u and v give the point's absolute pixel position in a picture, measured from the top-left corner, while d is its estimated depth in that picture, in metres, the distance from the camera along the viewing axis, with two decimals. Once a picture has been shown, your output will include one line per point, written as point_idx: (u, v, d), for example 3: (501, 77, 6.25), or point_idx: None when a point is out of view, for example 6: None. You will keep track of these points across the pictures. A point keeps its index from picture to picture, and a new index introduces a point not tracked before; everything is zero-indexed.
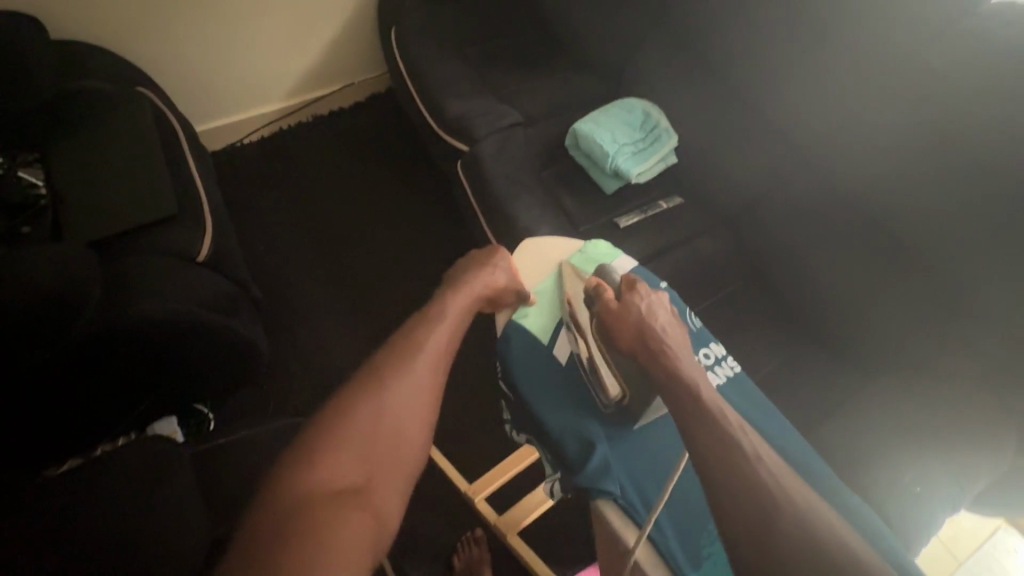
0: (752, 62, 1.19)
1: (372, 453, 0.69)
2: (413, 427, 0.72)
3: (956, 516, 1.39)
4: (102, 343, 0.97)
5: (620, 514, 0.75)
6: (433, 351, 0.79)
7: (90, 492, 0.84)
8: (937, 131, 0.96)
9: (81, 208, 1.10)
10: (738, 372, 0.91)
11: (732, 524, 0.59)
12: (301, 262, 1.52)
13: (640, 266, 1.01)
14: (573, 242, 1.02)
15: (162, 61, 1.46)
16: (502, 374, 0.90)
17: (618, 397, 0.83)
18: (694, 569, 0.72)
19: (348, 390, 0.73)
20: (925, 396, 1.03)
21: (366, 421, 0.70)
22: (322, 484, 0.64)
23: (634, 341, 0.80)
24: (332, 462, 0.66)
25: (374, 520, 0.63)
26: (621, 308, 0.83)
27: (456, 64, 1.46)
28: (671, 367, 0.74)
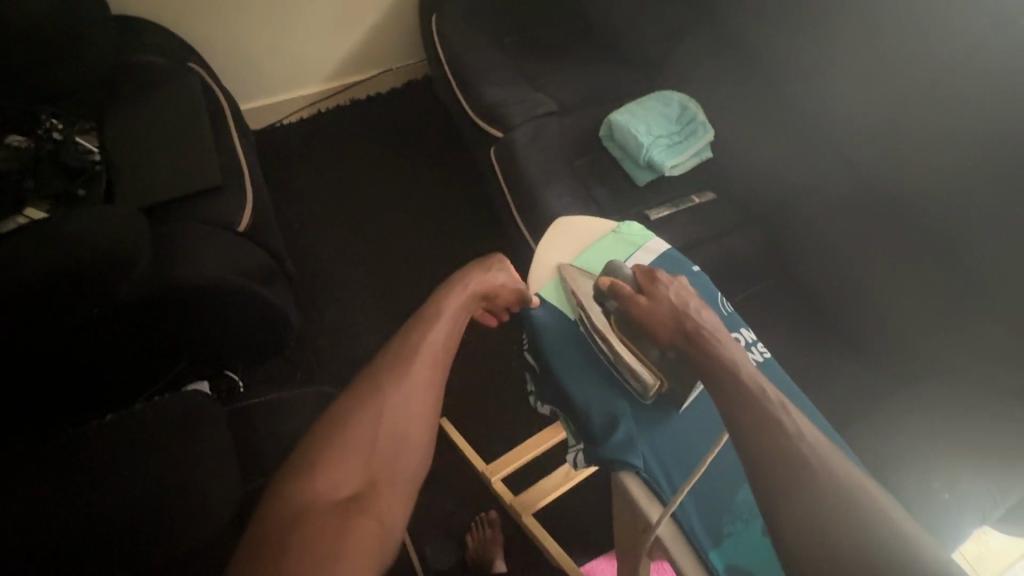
0: (793, 57, 1.17)
1: (376, 458, 0.68)
2: (415, 429, 0.72)
3: (984, 535, 1.35)
4: (146, 304, 1.01)
5: (643, 487, 0.76)
6: (431, 352, 0.78)
7: (126, 448, 0.87)
8: (984, 130, 0.93)
9: (132, 175, 1.15)
10: (768, 358, 0.91)
11: (772, 499, 0.57)
12: (332, 240, 1.56)
13: (673, 249, 1.01)
14: (607, 223, 1.03)
15: (212, 39, 1.51)
16: (530, 346, 0.91)
17: (658, 385, 0.82)
18: (715, 547, 0.71)
19: (353, 390, 0.73)
20: (956, 404, 1.00)
21: (368, 426, 0.70)
22: (327, 492, 0.64)
23: (672, 327, 0.78)
24: (334, 468, 0.66)
25: (380, 525, 0.64)
26: (650, 304, 0.82)
27: (493, 52, 1.48)
28: (711, 352, 0.72)
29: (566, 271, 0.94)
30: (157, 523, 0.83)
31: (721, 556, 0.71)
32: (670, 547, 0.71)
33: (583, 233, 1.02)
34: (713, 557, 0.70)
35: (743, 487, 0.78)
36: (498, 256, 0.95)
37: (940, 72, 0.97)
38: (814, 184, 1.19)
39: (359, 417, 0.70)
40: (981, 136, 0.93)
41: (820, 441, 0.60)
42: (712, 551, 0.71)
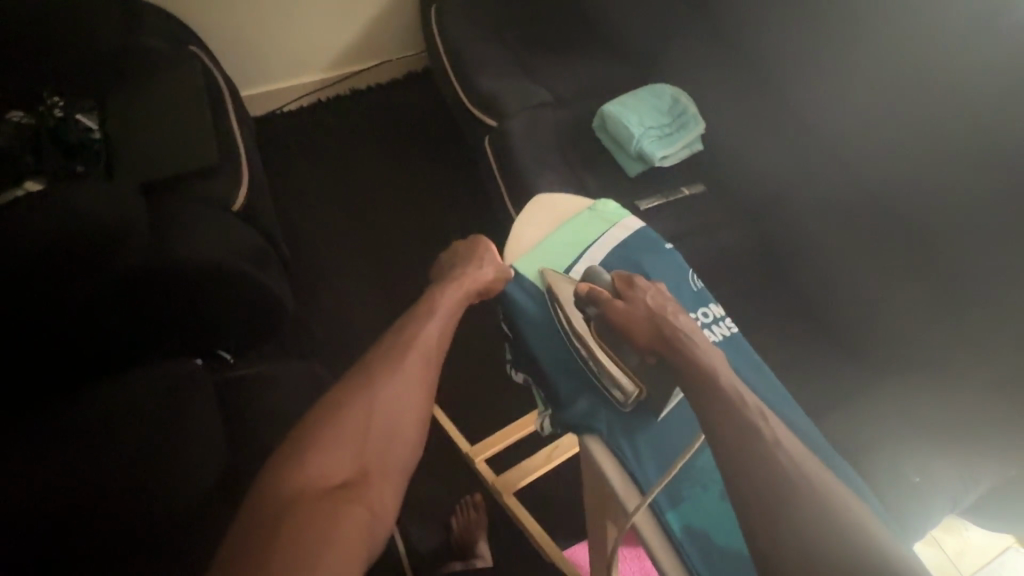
0: (783, 51, 1.19)
1: (366, 447, 0.73)
2: (404, 423, 0.76)
3: (963, 531, 1.37)
4: (138, 278, 1.01)
5: (607, 452, 0.77)
6: (422, 352, 0.82)
7: (126, 425, 0.88)
8: (964, 125, 0.95)
9: (131, 153, 1.17)
10: (736, 332, 0.90)
11: (744, 498, 0.61)
12: (328, 226, 1.58)
13: (648, 227, 1.01)
14: (583, 200, 1.03)
15: (215, 25, 1.54)
16: (505, 316, 0.93)
17: (635, 394, 0.81)
18: (671, 508, 0.74)
19: (344, 385, 0.77)
20: (935, 396, 1.02)
21: (361, 417, 0.74)
22: (319, 477, 0.68)
23: (648, 329, 0.80)
24: (327, 454, 0.70)
25: (368, 510, 0.68)
26: (626, 306, 0.83)
27: (490, 43, 1.50)
28: (688, 354, 0.75)
29: (549, 279, 0.91)
30: (150, 501, 0.84)
31: (678, 517, 0.73)
32: (640, 529, 0.72)
33: (561, 207, 1.02)
34: (670, 519, 0.73)
35: (705, 455, 0.79)
36: (486, 243, 0.98)
37: (926, 66, 0.99)
38: (801, 177, 1.20)
39: (352, 406, 0.75)
40: (963, 129, 0.95)
41: (798, 450, 0.64)
42: (669, 512, 0.73)
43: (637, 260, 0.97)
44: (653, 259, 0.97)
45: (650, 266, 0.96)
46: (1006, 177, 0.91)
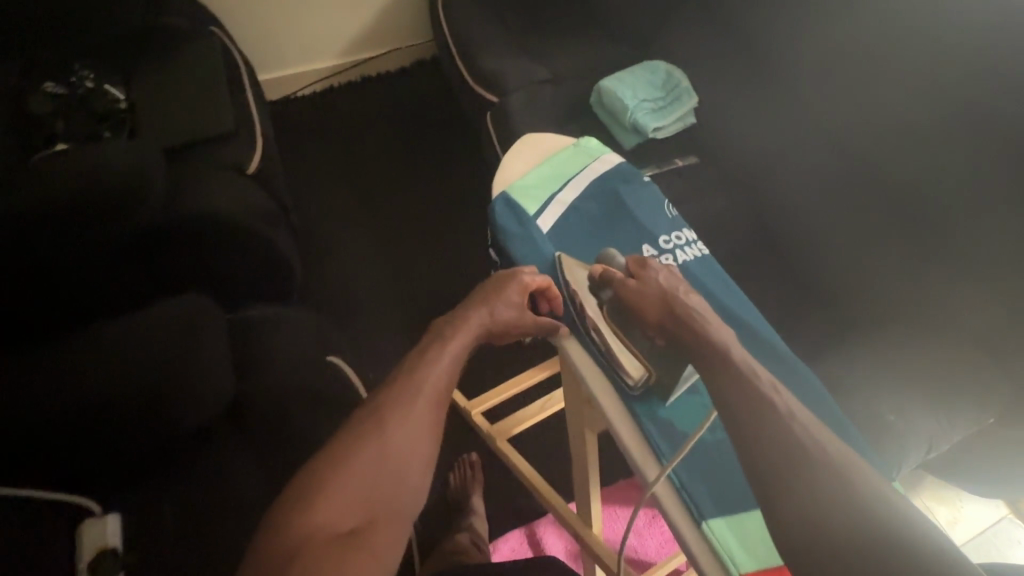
0: (772, 26, 1.24)
1: (375, 497, 0.64)
2: (412, 468, 0.67)
3: (957, 500, 1.38)
4: (157, 229, 1.09)
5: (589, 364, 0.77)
6: (434, 396, 0.72)
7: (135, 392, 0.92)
8: (941, 89, 1.00)
9: (155, 120, 1.25)
10: (706, 254, 0.93)
11: (762, 476, 0.54)
12: (336, 200, 1.64)
13: (627, 162, 1.05)
14: (569, 138, 1.08)
15: (235, 10, 1.63)
16: (494, 241, 0.94)
17: (645, 377, 0.74)
18: (664, 440, 0.72)
19: (355, 423, 0.69)
20: (919, 349, 1.05)
21: (369, 466, 0.65)
22: (322, 526, 0.60)
23: (659, 308, 0.71)
24: (330, 502, 0.61)
25: (376, 566, 0.60)
26: (637, 286, 0.74)
27: (492, 24, 1.56)
28: (699, 331, 0.67)
29: (562, 261, 0.86)
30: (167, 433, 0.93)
31: (647, 406, 0.74)
32: (667, 509, 0.67)
33: (547, 143, 1.06)
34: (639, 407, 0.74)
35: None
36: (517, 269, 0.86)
37: (907, 32, 1.03)
38: (790, 145, 1.24)
39: (359, 449, 0.66)
40: (941, 92, 1.00)
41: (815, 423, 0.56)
42: (637, 400, 0.74)
43: (617, 191, 1.01)
44: (630, 191, 1.00)
45: (628, 195, 1.00)
46: (983, 130, 0.96)
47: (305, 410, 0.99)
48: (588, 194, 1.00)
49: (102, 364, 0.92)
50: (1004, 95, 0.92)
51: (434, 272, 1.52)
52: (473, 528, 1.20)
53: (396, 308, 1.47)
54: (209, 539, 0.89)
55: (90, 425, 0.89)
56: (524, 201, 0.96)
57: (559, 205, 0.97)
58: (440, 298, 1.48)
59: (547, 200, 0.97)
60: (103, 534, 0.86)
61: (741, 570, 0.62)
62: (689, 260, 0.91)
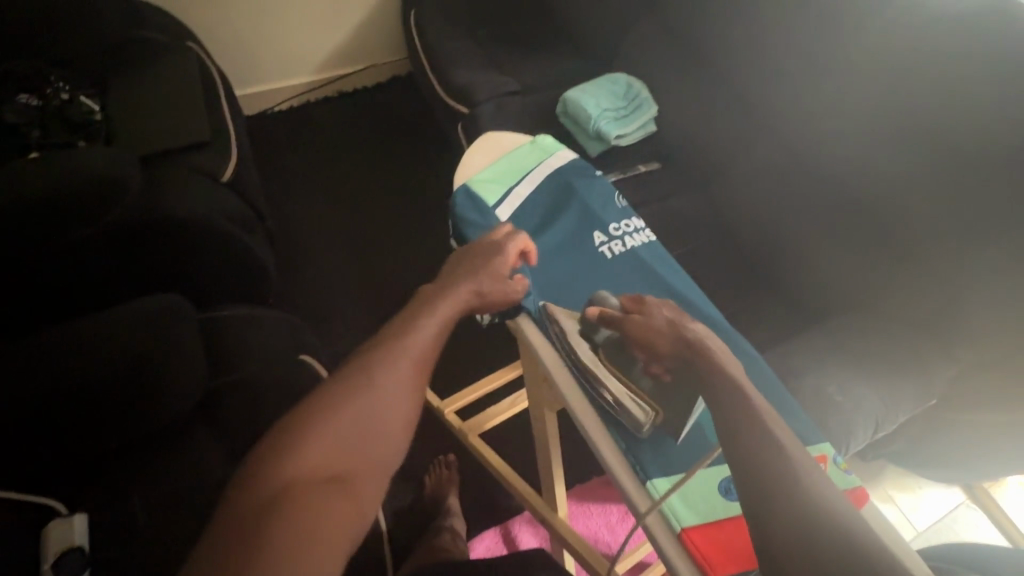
0: (724, 40, 1.32)
1: (357, 447, 0.61)
2: (394, 423, 0.64)
3: (915, 485, 1.44)
4: (130, 231, 1.10)
5: (552, 356, 0.79)
6: (419, 353, 0.68)
7: (116, 374, 0.94)
8: (878, 96, 1.08)
9: (131, 128, 1.28)
10: (653, 241, 0.98)
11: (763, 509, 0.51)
12: (312, 209, 1.67)
13: (581, 157, 1.10)
14: (525, 136, 1.13)
15: (212, 27, 1.68)
16: (456, 231, 0.98)
17: (648, 419, 0.72)
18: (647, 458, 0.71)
19: (337, 375, 0.66)
20: (868, 337, 1.10)
21: (354, 415, 0.63)
22: (301, 472, 0.58)
23: (673, 340, 0.68)
24: (312, 451, 0.59)
25: (355, 514, 0.58)
26: (643, 320, 0.72)
27: (464, 40, 1.62)
28: (710, 358, 0.64)
29: (547, 309, 0.82)
30: (143, 417, 0.95)
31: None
32: (660, 543, 0.65)
33: (507, 141, 1.12)
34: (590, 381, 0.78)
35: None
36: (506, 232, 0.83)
37: (844, 44, 1.12)
38: (745, 150, 1.32)
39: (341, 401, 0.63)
40: (878, 98, 1.08)
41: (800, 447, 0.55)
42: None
43: (572, 183, 1.06)
44: (583, 183, 1.06)
45: (581, 186, 1.05)
46: (917, 131, 1.04)
47: (277, 405, 1.01)
48: (545, 186, 1.05)
49: (81, 351, 0.94)
50: (932, 98, 1.01)
51: (409, 278, 1.55)
52: (454, 529, 1.18)
53: (372, 313, 1.49)
54: (177, 521, 0.90)
55: (64, 418, 0.91)
56: (484, 193, 1.01)
57: (517, 197, 1.02)
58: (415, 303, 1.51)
59: (505, 193, 1.02)
60: (70, 532, 0.85)
61: (684, 525, 0.66)
62: (638, 246, 0.96)
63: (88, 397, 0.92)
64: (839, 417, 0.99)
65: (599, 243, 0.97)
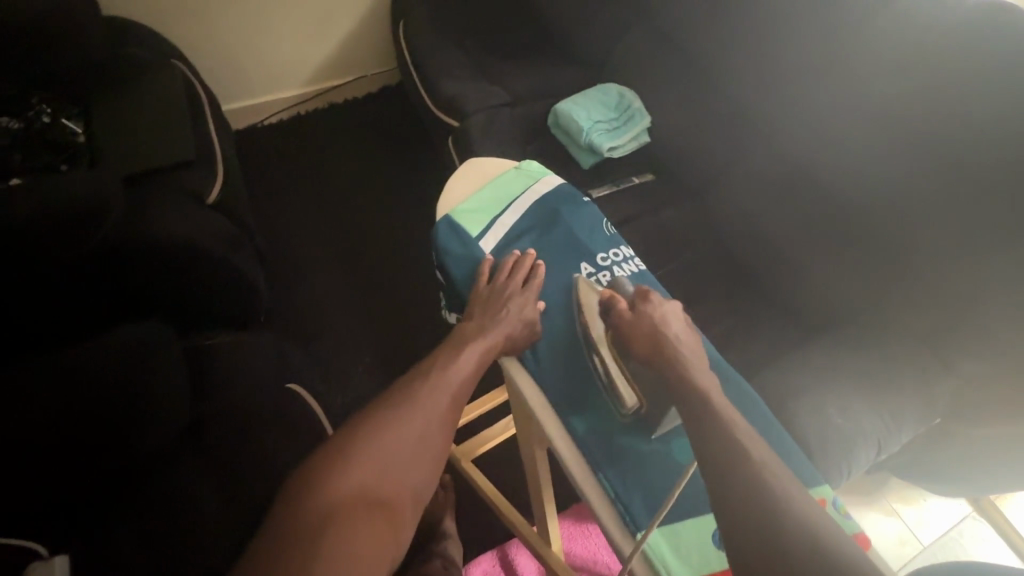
0: (716, 49, 1.29)
1: (400, 468, 0.72)
2: (426, 453, 0.75)
3: (919, 499, 1.41)
4: (114, 255, 1.08)
5: (534, 389, 0.79)
6: (450, 391, 0.80)
7: (118, 390, 0.94)
8: (875, 105, 1.05)
9: (114, 149, 1.25)
10: (642, 270, 0.95)
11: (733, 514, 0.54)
12: (302, 225, 1.65)
13: (568, 182, 1.09)
14: (511, 161, 1.12)
15: (199, 42, 1.65)
16: (439, 264, 0.99)
17: (635, 407, 0.76)
18: (627, 492, 0.70)
19: (381, 406, 0.77)
20: (869, 353, 1.08)
21: (395, 440, 0.73)
22: (353, 488, 0.68)
23: (648, 341, 0.76)
24: (359, 469, 0.70)
25: (391, 531, 0.67)
26: (633, 318, 0.79)
27: (452, 50, 1.59)
28: (681, 369, 0.70)
29: (577, 286, 0.88)
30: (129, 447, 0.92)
31: (584, 420, 0.76)
32: None
33: (491, 165, 1.10)
34: (576, 421, 0.76)
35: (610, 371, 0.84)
36: (531, 277, 0.92)
37: (839, 53, 1.09)
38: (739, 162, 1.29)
39: (384, 428, 0.74)
40: (876, 106, 1.05)
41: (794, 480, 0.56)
42: (574, 417, 0.77)
43: (558, 210, 1.04)
44: (569, 212, 1.03)
45: (567, 214, 1.03)
46: (918, 141, 1.00)
47: (265, 436, 0.98)
48: (530, 213, 1.03)
49: (85, 366, 0.94)
50: (931, 108, 0.98)
51: (401, 294, 1.53)
52: (446, 554, 1.16)
53: (365, 331, 1.47)
54: (189, 535, 0.88)
55: (54, 447, 0.89)
56: (467, 223, 1.00)
57: (502, 226, 1.00)
58: (408, 320, 1.48)
59: (490, 222, 1.01)
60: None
61: None
62: (627, 276, 0.93)
63: (98, 411, 0.92)
64: (839, 440, 0.96)
65: (586, 275, 0.95)
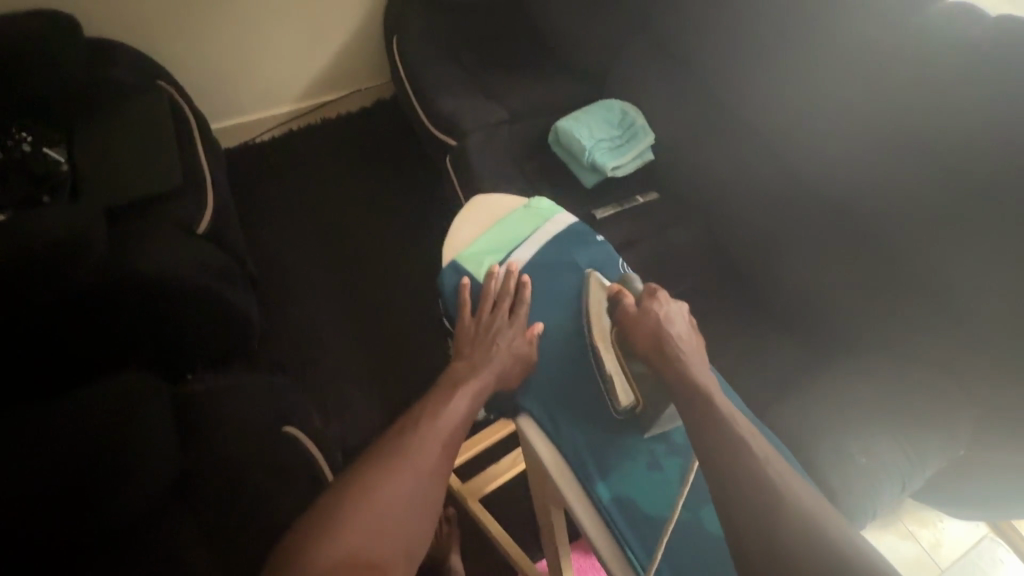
0: (721, 64, 1.25)
1: (393, 528, 0.68)
2: (421, 507, 0.71)
3: (933, 519, 1.38)
4: (99, 297, 1.03)
5: (551, 448, 0.82)
6: (443, 437, 0.78)
7: (108, 443, 0.92)
8: (892, 124, 1.01)
9: (98, 178, 1.20)
10: None
11: (732, 512, 0.62)
12: (296, 247, 1.60)
13: (580, 222, 1.10)
14: (520, 200, 1.13)
15: (186, 62, 1.60)
16: (444, 308, 1.04)
17: (633, 405, 0.84)
18: (645, 553, 0.72)
19: (370, 461, 0.73)
20: (888, 381, 1.04)
21: (388, 498, 0.70)
22: (345, 553, 0.64)
23: (650, 340, 0.82)
24: (351, 535, 0.65)
25: None
26: (638, 312, 0.85)
27: (448, 65, 1.55)
28: (683, 373, 0.77)
29: (592, 278, 0.98)
30: (112, 504, 0.88)
31: (606, 486, 0.78)
32: None
33: (497, 206, 1.13)
34: (598, 488, 0.78)
35: (632, 428, 0.85)
36: (516, 309, 0.97)
37: (850, 70, 1.05)
38: (748, 180, 1.25)
39: (375, 486, 0.70)
40: (891, 127, 1.01)
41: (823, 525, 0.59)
42: (596, 479, 0.79)
43: (570, 251, 1.06)
44: (583, 253, 1.06)
45: (582, 256, 1.06)
46: (935, 162, 0.97)
47: (261, 482, 0.96)
48: (539, 257, 1.06)
49: (77, 426, 0.93)
50: (951, 130, 0.94)
51: (400, 319, 1.48)
52: None
53: (363, 358, 1.42)
54: None
55: (46, 510, 0.87)
56: (475, 269, 1.04)
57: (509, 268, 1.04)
58: (409, 346, 1.44)
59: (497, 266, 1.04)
60: None
61: None
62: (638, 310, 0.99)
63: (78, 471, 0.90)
64: (862, 480, 0.92)
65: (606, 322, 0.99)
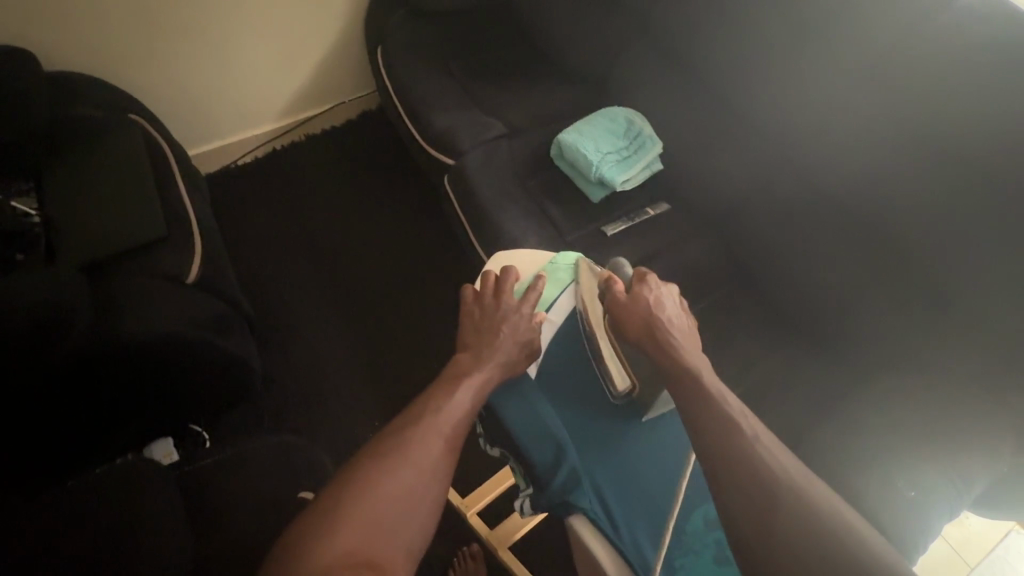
0: (730, 68, 1.19)
1: (391, 522, 0.65)
2: (420, 499, 0.68)
3: (964, 518, 1.37)
4: (89, 363, 0.95)
5: (612, 554, 0.72)
6: (446, 429, 0.75)
7: (112, 514, 0.86)
8: (923, 128, 0.93)
9: (72, 230, 1.12)
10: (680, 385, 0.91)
11: (747, 527, 0.57)
12: (293, 279, 1.53)
13: None
14: (544, 255, 1.03)
15: (154, 87, 1.49)
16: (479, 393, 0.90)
17: (627, 389, 0.86)
18: None
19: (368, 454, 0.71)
20: (924, 398, 1.01)
21: (389, 493, 0.67)
22: (343, 553, 0.60)
23: (642, 326, 0.81)
24: (351, 527, 0.62)
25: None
26: (629, 300, 0.84)
27: (438, 76, 1.46)
28: (677, 358, 0.75)
29: (581, 263, 0.95)
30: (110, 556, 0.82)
31: None
32: None
33: (521, 265, 1.03)
34: None
35: (693, 516, 0.79)
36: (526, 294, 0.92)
37: (869, 69, 0.98)
38: (765, 189, 1.20)
39: (375, 480, 0.67)
40: (922, 131, 0.94)
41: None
42: None
43: None
44: None
45: None
46: (973, 168, 0.89)
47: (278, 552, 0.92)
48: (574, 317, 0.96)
49: (78, 502, 0.86)
50: (991, 136, 0.86)
51: (407, 348, 1.42)
52: None
53: (372, 394, 1.37)
54: None
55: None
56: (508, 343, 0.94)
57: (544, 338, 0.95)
58: (418, 377, 1.38)
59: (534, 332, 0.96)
60: None
61: None
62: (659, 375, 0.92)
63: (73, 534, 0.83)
64: (912, 516, 0.88)
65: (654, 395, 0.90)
